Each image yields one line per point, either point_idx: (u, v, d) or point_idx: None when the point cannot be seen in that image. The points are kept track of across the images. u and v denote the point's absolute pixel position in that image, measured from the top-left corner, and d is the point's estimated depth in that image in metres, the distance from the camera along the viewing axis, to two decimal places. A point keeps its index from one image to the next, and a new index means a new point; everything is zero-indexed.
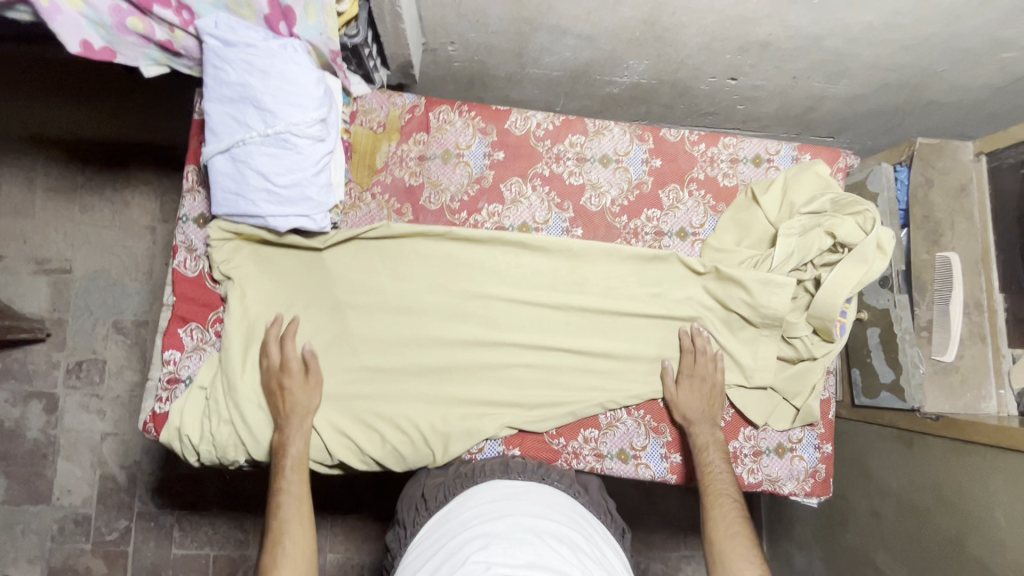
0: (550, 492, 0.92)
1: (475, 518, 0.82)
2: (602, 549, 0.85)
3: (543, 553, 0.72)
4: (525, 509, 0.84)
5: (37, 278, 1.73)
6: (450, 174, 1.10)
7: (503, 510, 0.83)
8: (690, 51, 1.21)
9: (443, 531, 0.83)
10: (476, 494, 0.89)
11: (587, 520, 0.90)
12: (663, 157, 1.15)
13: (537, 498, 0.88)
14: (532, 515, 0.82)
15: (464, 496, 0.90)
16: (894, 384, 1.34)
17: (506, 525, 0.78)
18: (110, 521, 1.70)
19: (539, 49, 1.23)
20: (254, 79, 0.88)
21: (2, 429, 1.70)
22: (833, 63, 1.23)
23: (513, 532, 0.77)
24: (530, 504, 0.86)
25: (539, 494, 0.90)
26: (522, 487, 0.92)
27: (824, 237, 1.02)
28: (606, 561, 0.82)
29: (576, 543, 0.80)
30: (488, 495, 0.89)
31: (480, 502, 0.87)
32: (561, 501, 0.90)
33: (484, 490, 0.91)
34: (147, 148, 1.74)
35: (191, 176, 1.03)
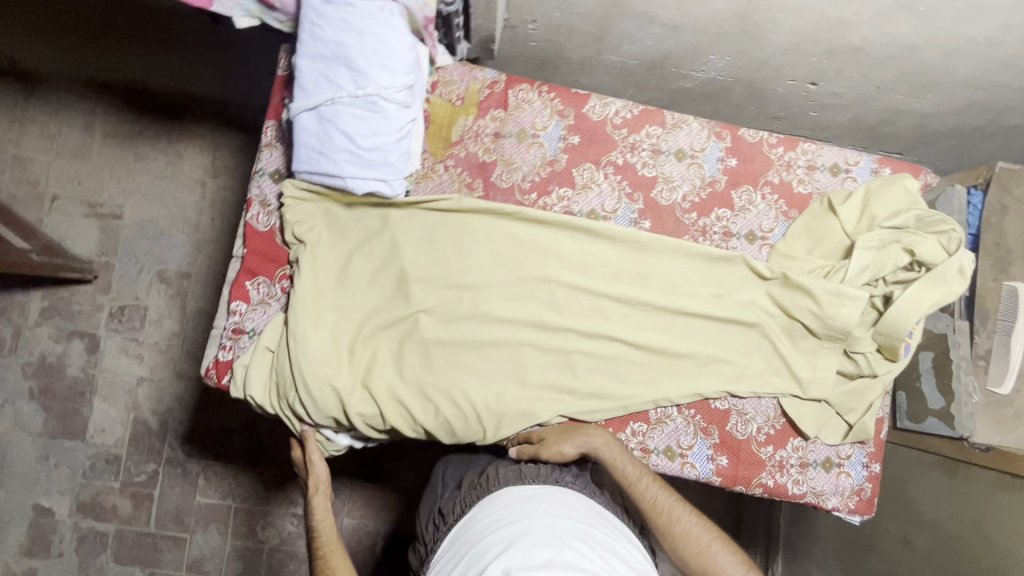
0: (565, 491, 0.90)
1: (493, 523, 0.83)
2: (625, 545, 0.85)
3: (564, 556, 0.72)
4: (543, 511, 0.84)
5: (89, 220, 1.77)
6: (524, 154, 1.09)
7: (520, 512, 0.84)
8: (777, 50, 1.18)
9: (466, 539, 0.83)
10: (493, 498, 0.90)
11: (608, 518, 0.90)
12: (739, 157, 1.13)
13: (554, 500, 0.87)
14: (548, 517, 0.82)
15: (481, 505, 0.91)
16: (943, 412, 1.32)
17: (523, 528, 0.79)
18: (139, 464, 1.74)
19: (620, 35, 1.21)
20: (350, 38, 0.88)
21: (45, 363, 1.75)
22: (922, 76, 1.19)
23: (534, 537, 0.77)
24: (546, 505, 0.86)
25: (554, 493, 0.89)
26: (536, 489, 0.91)
27: (901, 253, 1.01)
28: (630, 557, 0.83)
29: (597, 543, 0.81)
30: (505, 501, 0.88)
31: (500, 507, 0.86)
32: (578, 499, 0.90)
33: (498, 495, 0.91)
34: (209, 103, 1.76)
35: (270, 131, 1.04)
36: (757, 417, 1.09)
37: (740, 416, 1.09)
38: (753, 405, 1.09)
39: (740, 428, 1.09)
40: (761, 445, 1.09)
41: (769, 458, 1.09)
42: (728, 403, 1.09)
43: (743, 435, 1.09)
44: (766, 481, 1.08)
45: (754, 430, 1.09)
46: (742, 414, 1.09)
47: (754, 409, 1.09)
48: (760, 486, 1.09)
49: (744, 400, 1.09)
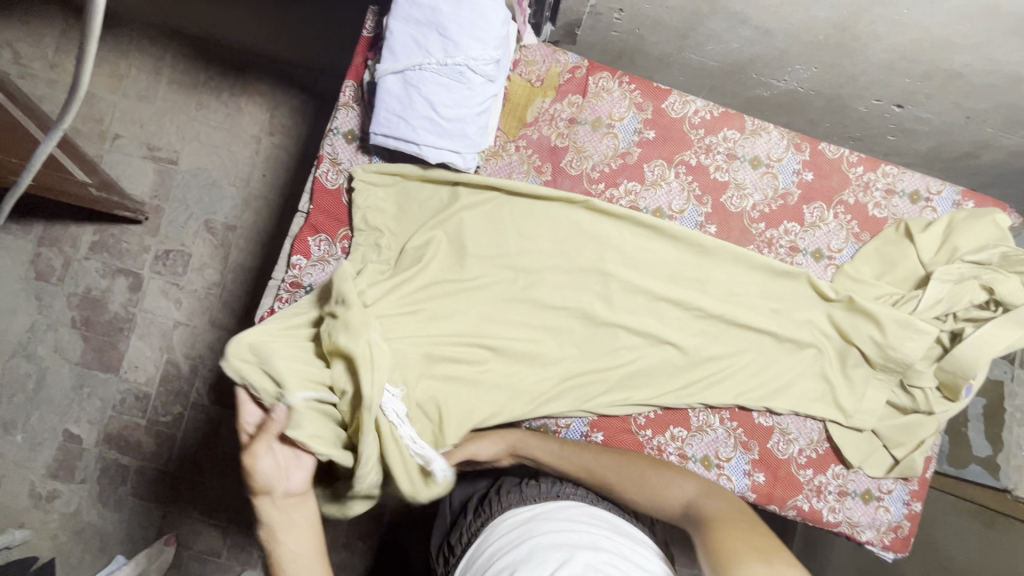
0: (564, 505, 0.86)
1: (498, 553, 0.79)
2: (640, 547, 0.81)
3: (572, 565, 0.69)
4: (544, 526, 0.80)
5: (145, 162, 1.80)
6: (597, 143, 1.07)
7: (521, 536, 0.80)
8: (869, 66, 1.13)
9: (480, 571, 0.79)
10: (496, 528, 0.86)
11: (615, 520, 0.85)
12: (816, 172, 1.09)
13: (549, 513, 0.83)
14: (550, 533, 0.78)
15: (485, 533, 0.88)
16: (988, 460, 1.29)
17: (525, 551, 0.75)
18: (166, 405, 1.78)
19: (706, 34, 1.18)
20: (446, 5, 0.87)
21: (89, 296, 1.80)
22: (1018, 111, 1.14)
23: (540, 558, 0.73)
24: (548, 522, 0.82)
25: (553, 511, 0.85)
26: (525, 510, 0.87)
27: (979, 289, 0.97)
28: (647, 557, 0.78)
29: (608, 542, 0.77)
30: (506, 528, 0.84)
31: (506, 534, 0.83)
32: (575, 506, 0.86)
33: (499, 523, 0.87)
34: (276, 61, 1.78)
35: (349, 91, 1.04)
36: (800, 439, 1.07)
37: (783, 436, 1.06)
38: (798, 425, 1.07)
39: (782, 448, 1.06)
40: (800, 467, 1.06)
41: (807, 482, 1.06)
42: (772, 421, 1.06)
43: (783, 455, 1.06)
44: (801, 505, 1.06)
45: (795, 451, 1.06)
46: (785, 433, 1.06)
47: (798, 429, 1.07)
48: (794, 509, 1.06)
49: (789, 419, 1.07)
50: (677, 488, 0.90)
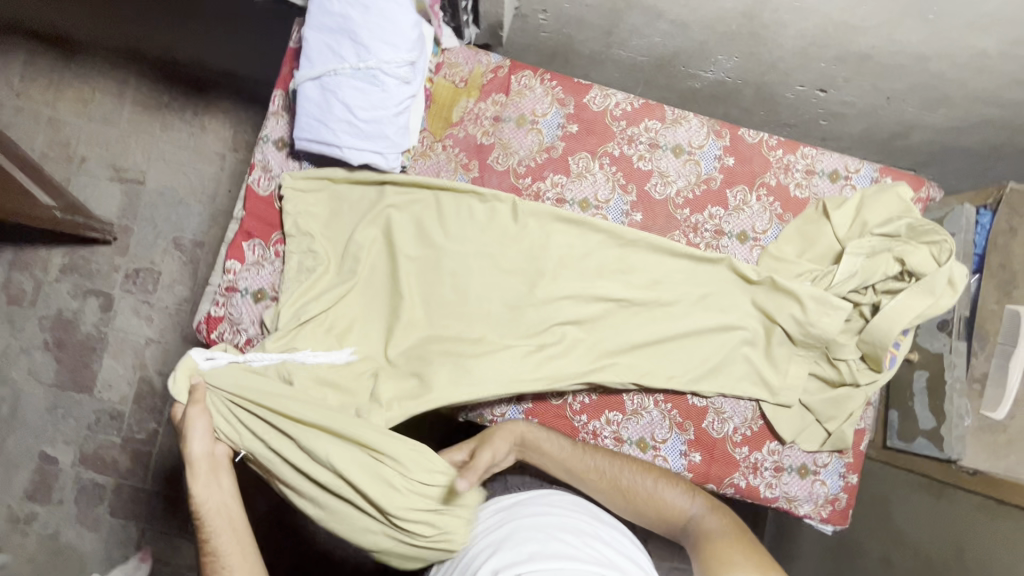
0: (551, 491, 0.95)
1: (488, 531, 0.90)
2: (615, 529, 0.89)
3: (552, 545, 0.79)
4: (511, 538, 0.84)
5: (112, 184, 1.84)
6: (522, 138, 1.11)
7: (509, 517, 0.89)
8: (785, 53, 1.18)
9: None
10: (487, 510, 0.96)
11: (585, 517, 0.89)
12: (737, 157, 1.13)
13: (520, 518, 0.87)
14: (534, 515, 0.87)
15: (476, 516, 0.96)
16: (932, 432, 1.29)
17: (511, 531, 0.85)
18: (140, 422, 1.80)
19: (629, 30, 1.22)
20: (356, 12, 0.91)
21: (61, 318, 1.82)
22: (933, 88, 1.18)
23: (521, 536, 0.83)
24: (534, 504, 0.91)
25: (541, 494, 0.94)
26: (506, 507, 0.93)
27: (892, 261, 1.00)
28: (621, 539, 0.87)
29: (568, 547, 0.79)
30: (486, 532, 0.90)
31: (484, 542, 0.88)
32: (548, 507, 0.89)
33: (482, 524, 0.93)
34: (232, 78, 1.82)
35: (278, 100, 1.08)
36: (735, 417, 1.09)
37: (717, 415, 1.09)
38: (732, 404, 1.09)
39: (717, 427, 1.09)
40: (736, 445, 1.09)
41: (743, 459, 1.08)
42: (706, 401, 1.09)
43: (718, 434, 1.08)
44: (739, 482, 1.08)
45: (730, 429, 1.09)
46: (719, 413, 1.09)
47: (732, 408, 1.09)
48: (731, 486, 1.09)
49: (722, 399, 1.09)
50: (676, 505, 0.97)
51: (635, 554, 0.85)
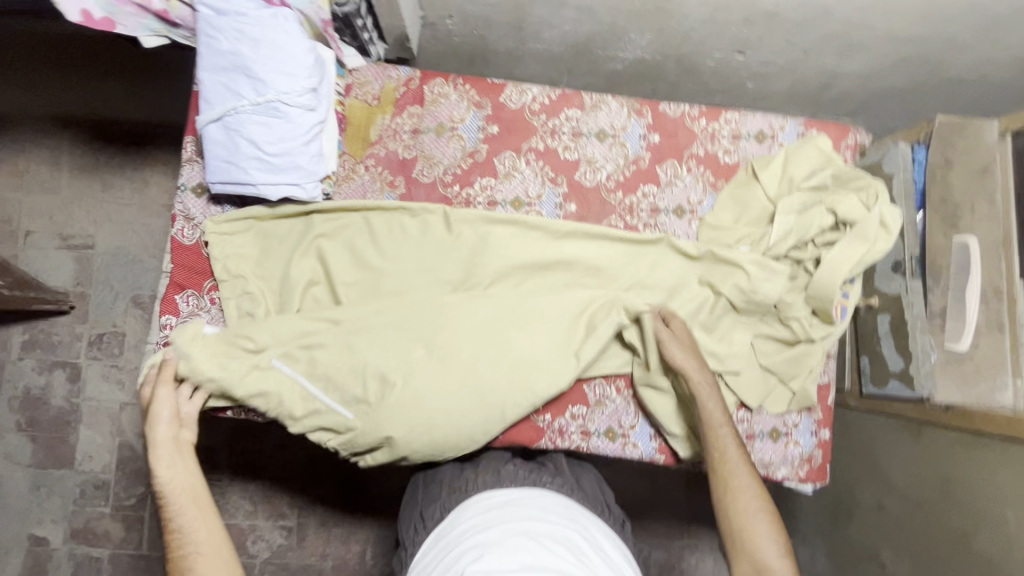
0: (543, 495, 0.92)
1: (471, 529, 0.84)
2: (601, 546, 0.85)
3: (545, 558, 0.74)
4: (498, 539, 0.78)
5: (62, 253, 1.77)
6: (444, 147, 1.10)
7: (497, 519, 0.84)
8: (694, 22, 1.17)
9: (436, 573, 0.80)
10: (472, 506, 0.90)
11: (574, 530, 0.84)
12: (661, 133, 1.12)
13: (508, 521, 0.82)
14: (525, 520, 0.83)
15: (461, 508, 0.92)
16: (902, 373, 1.28)
17: (500, 533, 0.80)
18: (128, 487, 1.76)
19: (538, 23, 1.21)
20: (245, 47, 0.89)
21: (29, 396, 1.77)
22: (845, 35, 1.19)
23: (509, 542, 0.77)
24: (523, 509, 0.86)
25: (533, 499, 0.90)
26: (494, 506, 0.88)
27: (825, 213, 1.01)
28: (607, 557, 0.83)
29: (562, 560, 0.75)
30: (469, 527, 0.85)
31: (465, 537, 0.83)
32: (537, 514, 0.85)
33: (463, 518, 0.88)
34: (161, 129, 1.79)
35: (190, 146, 1.06)
36: None
37: None
38: None
39: None
40: None
41: None
42: None
43: None
44: None
45: None
46: None
47: None
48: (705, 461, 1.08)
49: None
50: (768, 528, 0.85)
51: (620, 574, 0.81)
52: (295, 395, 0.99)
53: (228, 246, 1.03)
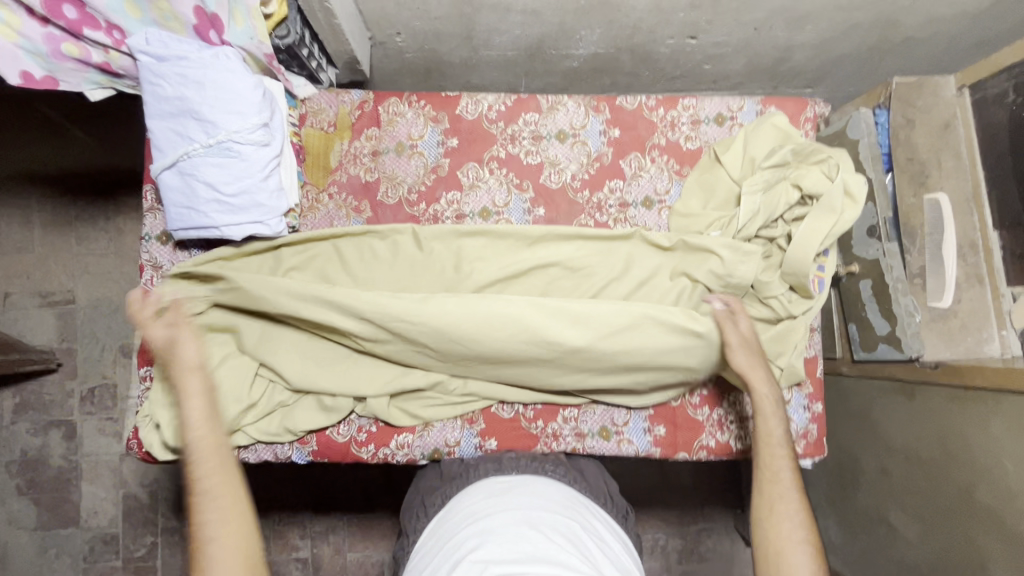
0: (544, 483, 0.91)
1: (471, 516, 0.83)
2: (602, 533, 0.85)
3: (547, 546, 0.73)
4: (499, 527, 0.77)
5: (43, 311, 1.75)
6: (406, 166, 1.09)
7: (497, 506, 0.83)
8: (642, 13, 1.17)
9: (433, 562, 0.79)
10: (472, 494, 0.89)
11: (574, 518, 0.83)
12: (621, 127, 1.12)
13: (507, 509, 0.82)
14: (525, 508, 0.82)
15: (461, 497, 0.90)
16: (890, 336, 1.27)
17: (500, 521, 0.79)
18: (137, 538, 1.74)
19: (487, 30, 1.21)
20: (190, 90, 0.89)
21: (27, 459, 1.74)
22: (793, 9, 1.19)
23: (509, 530, 0.76)
24: (524, 497, 0.85)
25: (533, 486, 0.89)
26: (495, 493, 0.87)
27: (790, 189, 1.00)
28: (607, 545, 0.82)
29: (562, 548, 0.74)
30: (469, 513, 0.84)
31: (464, 525, 0.81)
32: (538, 502, 0.84)
33: (463, 506, 0.87)
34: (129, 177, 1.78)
35: (150, 195, 1.04)
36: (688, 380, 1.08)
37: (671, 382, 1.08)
38: None
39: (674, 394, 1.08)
40: (697, 407, 1.08)
41: (706, 419, 1.07)
42: None
43: (676, 401, 1.08)
44: (708, 442, 1.06)
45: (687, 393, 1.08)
46: None
47: None
48: (702, 449, 1.07)
49: None
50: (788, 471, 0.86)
51: (618, 563, 0.80)
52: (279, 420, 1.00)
53: (204, 282, 1.02)
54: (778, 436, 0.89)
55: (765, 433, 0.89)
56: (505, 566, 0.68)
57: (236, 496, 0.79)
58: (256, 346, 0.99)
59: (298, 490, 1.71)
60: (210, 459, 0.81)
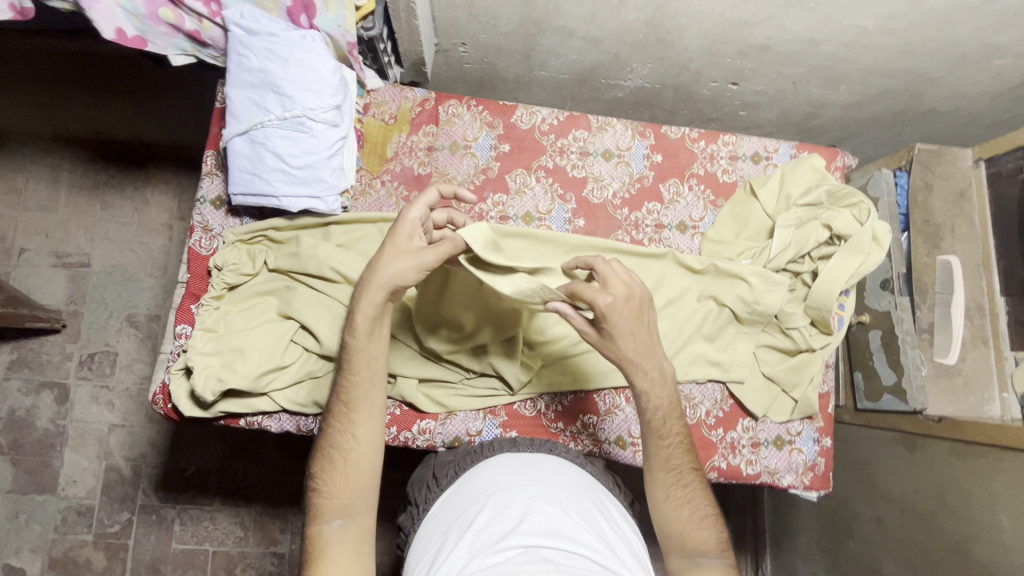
0: (559, 462, 0.92)
1: (488, 488, 0.85)
2: (613, 514, 0.86)
3: (561, 524, 0.76)
4: (515, 498, 0.81)
5: (56, 270, 1.69)
6: (458, 164, 1.14)
7: (514, 480, 0.85)
8: (693, 54, 1.25)
9: (449, 523, 0.82)
10: (487, 467, 0.91)
11: (588, 496, 0.86)
12: (664, 153, 1.18)
13: (524, 484, 0.84)
14: (542, 484, 0.84)
15: (475, 469, 0.92)
16: (896, 387, 1.31)
17: (518, 493, 0.81)
18: (112, 513, 1.65)
19: (546, 51, 1.28)
20: (274, 65, 0.94)
21: (12, 418, 1.66)
22: (831, 68, 1.27)
23: (526, 505, 0.79)
24: (540, 473, 0.87)
25: (550, 464, 0.91)
26: (513, 468, 0.89)
27: (821, 228, 1.09)
28: (619, 525, 0.85)
29: (577, 526, 0.77)
30: (484, 482, 0.86)
31: (480, 495, 0.84)
32: (555, 480, 0.86)
33: (480, 476, 0.89)
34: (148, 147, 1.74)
35: (210, 160, 1.08)
36: (705, 401, 1.12)
37: (688, 402, 1.11)
38: (700, 389, 1.13)
39: (690, 413, 1.11)
40: (711, 428, 1.11)
41: (720, 440, 1.11)
42: (676, 389, 1.12)
43: (692, 420, 1.11)
44: (720, 464, 1.10)
45: (703, 413, 1.11)
46: (690, 399, 1.12)
47: (701, 393, 1.12)
48: (714, 470, 1.10)
49: (690, 385, 1.12)
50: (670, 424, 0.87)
51: (629, 542, 0.83)
52: (308, 390, 1.02)
53: (254, 249, 1.05)
54: (661, 418, 0.87)
55: (651, 416, 0.87)
56: (521, 543, 0.72)
57: (363, 423, 0.81)
58: (294, 314, 1.02)
59: (285, 481, 1.68)
60: (363, 382, 0.82)
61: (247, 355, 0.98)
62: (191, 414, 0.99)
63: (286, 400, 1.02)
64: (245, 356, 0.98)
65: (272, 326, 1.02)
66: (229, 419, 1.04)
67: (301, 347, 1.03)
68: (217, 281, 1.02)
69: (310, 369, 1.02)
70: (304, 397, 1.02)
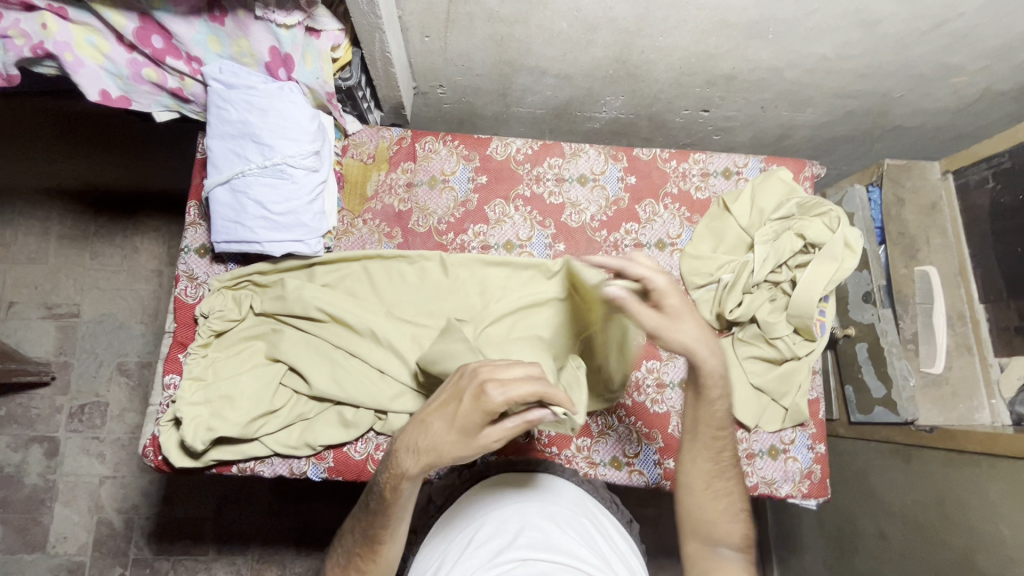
0: (557, 481, 0.93)
1: (485, 507, 0.84)
2: (610, 534, 0.86)
3: (559, 540, 0.75)
4: (511, 517, 0.80)
5: (45, 322, 1.69)
6: (437, 199, 1.17)
7: (512, 498, 0.85)
8: (663, 85, 1.30)
9: (445, 548, 0.81)
10: (485, 487, 0.91)
11: (584, 515, 0.85)
12: (637, 174, 1.21)
13: (521, 503, 0.83)
14: (539, 502, 0.84)
15: (472, 490, 0.92)
16: (886, 399, 1.31)
17: (515, 511, 0.81)
18: (104, 569, 1.61)
19: (521, 89, 1.32)
20: (254, 116, 0.97)
21: (2, 475, 1.63)
22: (796, 93, 1.32)
23: (523, 523, 0.78)
24: (537, 492, 0.88)
25: (547, 482, 0.91)
26: (510, 487, 0.89)
27: (794, 238, 1.11)
28: (617, 545, 0.83)
29: (575, 543, 0.75)
30: (480, 505, 0.86)
31: (479, 514, 0.83)
32: (550, 499, 0.86)
33: (477, 497, 0.88)
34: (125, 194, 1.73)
35: (193, 210, 1.10)
36: None
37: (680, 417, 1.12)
38: None
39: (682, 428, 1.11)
40: None
41: None
42: (666, 405, 1.12)
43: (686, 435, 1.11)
44: None
45: None
46: (681, 415, 1.12)
47: None
48: None
49: (681, 401, 1.13)
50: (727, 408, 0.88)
51: (627, 559, 0.82)
52: (298, 431, 1.02)
53: (239, 294, 1.06)
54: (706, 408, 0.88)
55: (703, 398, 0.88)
56: (519, 555, 0.70)
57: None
58: (282, 356, 1.03)
59: (280, 526, 1.64)
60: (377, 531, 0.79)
61: (234, 401, 0.99)
62: (183, 465, 1.00)
63: (276, 444, 1.01)
64: (232, 403, 0.99)
65: (259, 370, 1.03)
66: (222, 468, 1.04)
67: (291, 389, 1.03)
68: (204, 329, 1.02)
69: (297, 409, 1.03)
70: (296, 438, 1.02)
